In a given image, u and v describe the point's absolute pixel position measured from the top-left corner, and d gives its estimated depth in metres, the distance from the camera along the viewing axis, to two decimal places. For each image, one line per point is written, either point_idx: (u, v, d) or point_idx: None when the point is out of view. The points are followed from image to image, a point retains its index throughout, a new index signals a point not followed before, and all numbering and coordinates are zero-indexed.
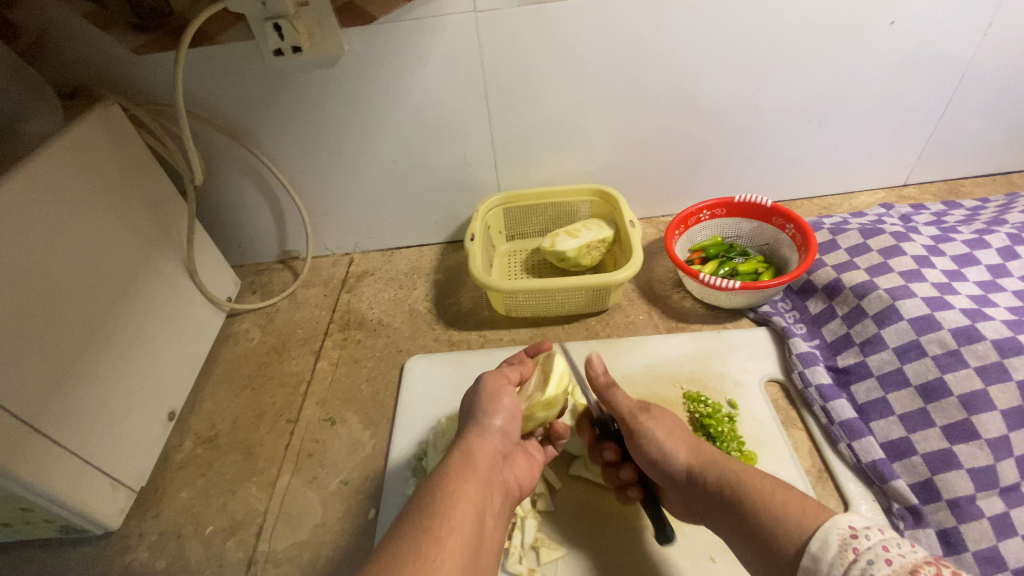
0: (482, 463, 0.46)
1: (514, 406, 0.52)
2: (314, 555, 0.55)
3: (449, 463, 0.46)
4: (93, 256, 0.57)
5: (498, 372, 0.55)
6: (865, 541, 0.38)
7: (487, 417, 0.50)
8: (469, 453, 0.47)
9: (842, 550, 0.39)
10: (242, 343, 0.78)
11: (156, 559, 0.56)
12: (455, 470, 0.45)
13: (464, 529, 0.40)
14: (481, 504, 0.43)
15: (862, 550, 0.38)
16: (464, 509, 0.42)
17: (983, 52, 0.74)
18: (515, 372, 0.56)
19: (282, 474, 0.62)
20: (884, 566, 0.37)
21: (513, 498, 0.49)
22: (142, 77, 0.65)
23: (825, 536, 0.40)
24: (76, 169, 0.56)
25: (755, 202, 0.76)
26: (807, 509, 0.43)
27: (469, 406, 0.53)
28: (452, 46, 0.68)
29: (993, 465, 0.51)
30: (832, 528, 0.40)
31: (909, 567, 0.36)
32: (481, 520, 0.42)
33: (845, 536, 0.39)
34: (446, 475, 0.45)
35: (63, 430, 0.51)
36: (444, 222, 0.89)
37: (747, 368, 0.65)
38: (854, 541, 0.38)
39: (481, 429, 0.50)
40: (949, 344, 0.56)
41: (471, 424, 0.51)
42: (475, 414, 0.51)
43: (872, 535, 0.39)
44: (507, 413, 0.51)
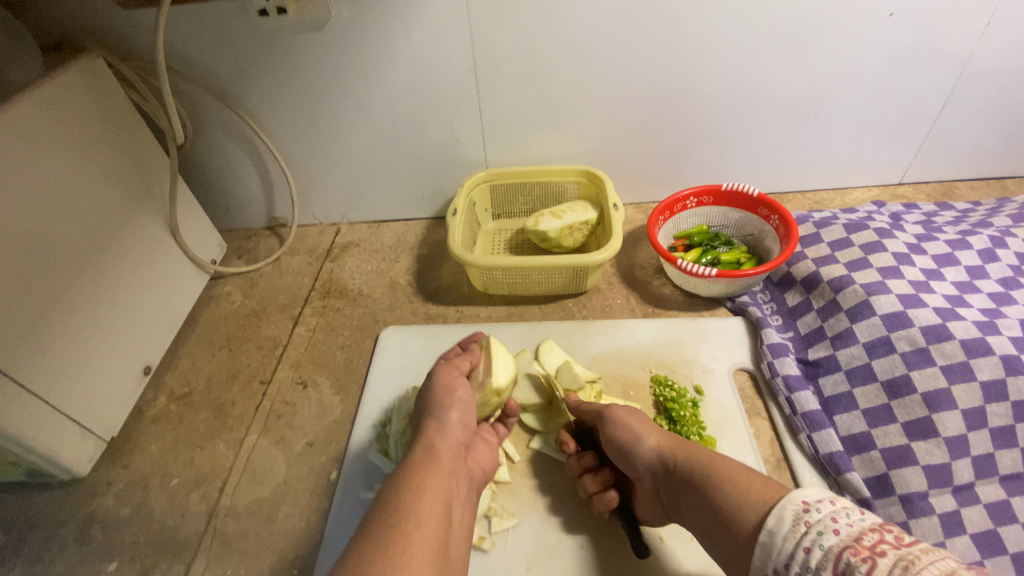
0: (445, 453, 0.47)
1: (468, 398, 0.53)
2: (273, 512, 0.56)
3: (413, 459, 0.46)
4: (69, 206, 0.58)
5: (448, 364, 0.56)
6: (817, 513, 0.36)
7: (443, 411, 0.51)
8: (432, 446, 0.47)
9: (794, 524, 0.37)
10: (223, 305, 0.79)
11: (122, 507, 0.58)
12: (420, 465, 0.45)
13: (432, 520, 0.41)
14: (447, 493, 0.44)
15: (812, 523, 0.36)
16: (431, 502, 0.42)
17: (988, 50, 0.71)
18: (463, 362, 0.56)
19: (250, 433, 0.63)
20: (832, 536, 0.35)
21: (477, 484, 0.50)
22: (127, 32, 0.65)
23: (782, 513, 0.38)
24: (57, 120, 0.56)
25: (742, 191, 0.75)
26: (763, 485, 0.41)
27: (424, 401, 0.53)
28: (441, 16, 0.67)
29: (949, 463, 0.50)
30: (787, 503, 0.38)
31: (855, 535, 0.34)
32: (450, 510, 0.43)
33: (798, 510, 0.37)
34: (410, 470, 0.45)
35: (32, 373, 0.52)
36: (431, 197, 0.89)
37: (718, 356, 0.65)
38: (805, 515, 0.37)
39: (440, 422, 0.50)
40: (918, 341, 0.55)
41: (429, 419, 0.51)
42: (432, 408, 0.52)
43: (823, 508, 0.37)
44: (463, 405, 0.52)
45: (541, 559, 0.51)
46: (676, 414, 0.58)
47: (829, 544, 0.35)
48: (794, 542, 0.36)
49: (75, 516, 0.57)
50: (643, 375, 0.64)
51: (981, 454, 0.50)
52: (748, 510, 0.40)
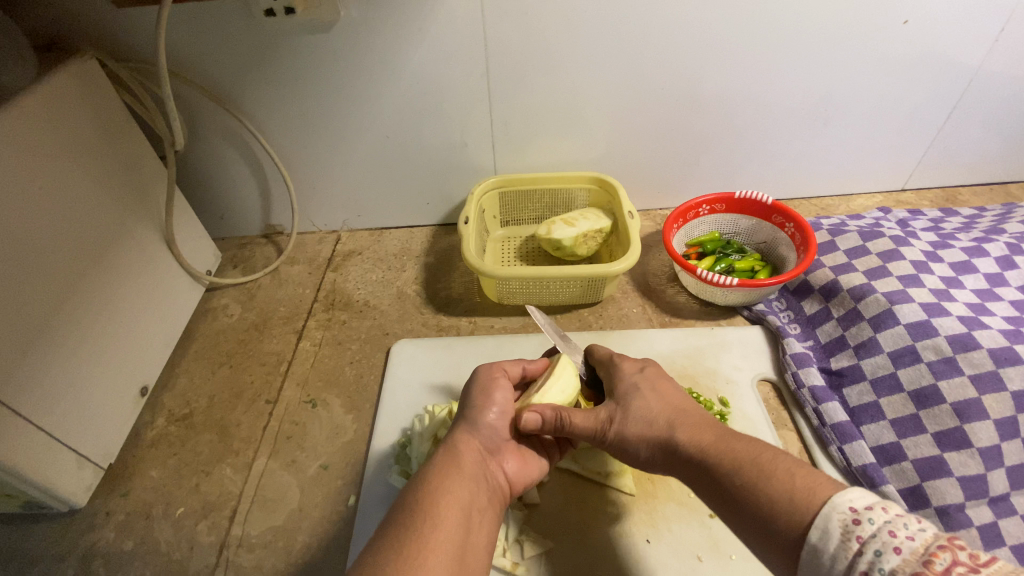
0: (470, 459, 0.45)
1: (506, 402, 0.50)
2: (290, 541, 0.53)
3: (435, 462, 0.44)
4: (62, 219, 0.54)
5: (493, 366, 0.54)
6: (869, 525, 0.29)
7: (477, 413, 0.49)
8: (456, 449, 0.45)
9: (845, 540, 0.30)
10: (221, 318, 0.75)
11: (123, 540, 0.54)
12: (442, 469, 0.43)
13: (451, 527, 0.38)
14: (468, 501, 0.41)
15: (866, 538, 0.29)
16: (450, 508, 0.39)
17: (992, 60, 0.73)
18: (512, 367, 0.54)
19: (259, 456, 0.59)
20: (893, 556, 0.27)
21: (505, 494, 0.47)
22: (123, 31, 0.61)
23: (824, 528, 0.31)
24: (47, 126, 0.52)
25: (756, 199, 0.74)
26: (797, 494, 0.33)
27: (462, 403, 0.51)
28: (455, 18, 0.65)
29: (984, 474, 0.51)
30: (831, 512, 0.31)
31: (922, 555, 0.26)
32: (469, 520, 0.40)
33: (847, 521, 0.30)
34: (433, 473, 0.43)
35: (26, 401, 0.48)
36: (437, 204, 0.86)
37: (739, 366, 0.64)
38: (855, 528, 0.29)
39: (471, 425, 0.48)
40: (945, 350, 0.56)
41: (462, 421, 0.49)
42: (466, 409, 0.50)
43: (876, 518, 0.29)
44: (500, 408, 0.49)
45: None
46: None
47: (890, 567, 0.27)
48: (846, 563, 0.29)
49: (71, 551, 0.53)
50: None
51: (1015, 464, 0.51)
52: (784, 520, 0.33)
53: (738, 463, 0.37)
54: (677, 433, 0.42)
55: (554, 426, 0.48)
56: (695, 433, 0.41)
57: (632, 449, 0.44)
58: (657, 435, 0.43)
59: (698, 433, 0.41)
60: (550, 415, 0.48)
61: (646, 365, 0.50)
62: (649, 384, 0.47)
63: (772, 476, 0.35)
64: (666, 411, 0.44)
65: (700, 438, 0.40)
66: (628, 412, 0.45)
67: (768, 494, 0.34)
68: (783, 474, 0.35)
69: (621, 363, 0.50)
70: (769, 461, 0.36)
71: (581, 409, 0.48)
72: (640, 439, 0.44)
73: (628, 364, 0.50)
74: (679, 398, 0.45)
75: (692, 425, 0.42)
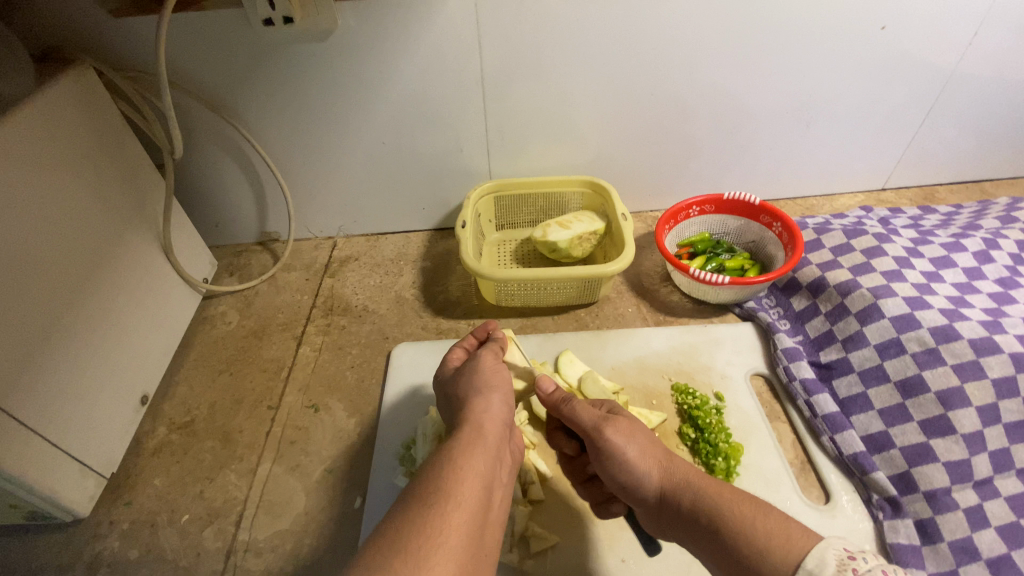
0: (490, 434, 0.45)
1: (507, 382, 0.52)
2: (295, 545, 0.53)
3: (459, 436, 0.44)
4: (60, 228, 0.54)
5: (489, 350, 0.55)
6: (863, 563, 0.37)
7: (488, 392, 0.50)
8: (475, 424, 0.46)
9: (840, 569, 0.37)
10: (219, 326, 0.75)
11: (128, 548, 0.54)
12: (468, 444, 0.43)
13: (473, 499, 0.39)
14: (489, 476, 0.42)
15: (861, 570, 0.37)
16: (476, 484, 0.40)
17: (965, 63, 0.76)
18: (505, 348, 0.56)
19: (263, 461, 0.60)
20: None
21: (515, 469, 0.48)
22: (123, 42, 0.61)
23: (821, 559, 0.38)
24: (46, 135, 0.52)
25: (744, 200, 0.77)
26: (791, 533, 0.40)
27: (467, 382, 0.52)
28: (451, 26, 0.66)
29: (969, 459, 0.53)
30: (828, 549, 0.38)
31: None
32: (488, 494, 0.41)
33: (842, 556, 0.38)
34: (455, 446, 0.43)
35: (30, 410, 0.48)
36: (432, 208, 0.87)
37: (733, 362, 0.66)
38: (852, 562, 0.37)
39: (485, 401, 0.49)
40: (928, 341, 0.58)
41: (476, 397, 0.49)
42: (477, 387, 0.50)
43: (869, 559, 0.38)
44: (505, 390, 0.51)
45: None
46: (703, 421, 0.58)
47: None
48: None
49: (75, 562, 0.53)
50: (664, 384, 0.64)
51: (998, 448, 0.53)
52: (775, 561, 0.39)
53: (732, 500, 0.43)
54: (675, 467, 0.47)
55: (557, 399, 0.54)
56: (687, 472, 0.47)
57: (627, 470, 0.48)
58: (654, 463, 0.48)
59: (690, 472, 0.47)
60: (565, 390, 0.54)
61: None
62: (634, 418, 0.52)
63: (765, 513, 0.41)
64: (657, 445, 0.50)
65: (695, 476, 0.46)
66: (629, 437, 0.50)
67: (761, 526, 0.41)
68: (774, 515, 0.42)
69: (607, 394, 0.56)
70: (760, 502, 0.43)
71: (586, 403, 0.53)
72: (640, 464, 0.48)
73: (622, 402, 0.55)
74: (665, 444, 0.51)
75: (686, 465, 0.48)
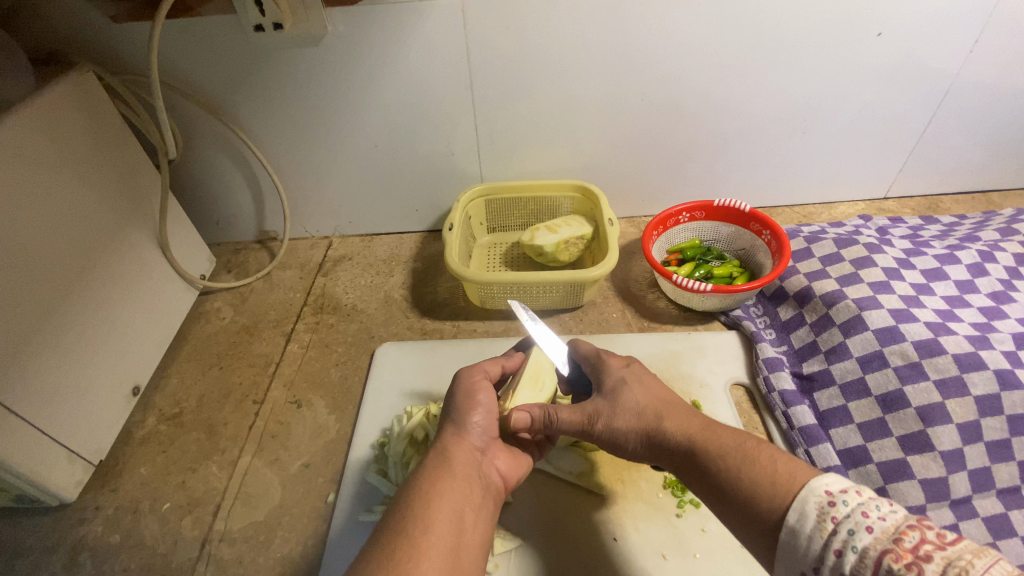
0: (461, 459, 0.45)
1: (490, 401, 0.50)
2: (270, 536, 0.55)
3: (426, 467, 0.44)
4: (59, 225, 0.56)
5: (474, 368, 0.53)
6: (844, 507, 0.32)
7: (464, 416, 0.48)
8: (446, 452, 0.45)
9: (819, 521, 0.32)
10: (213, 321, 0.78)
11: (111, 533, 0.56)
12: (435, 473, 0.43)
13: (442, 530, 0.38)
14: (461, 502, 0.41)
15: (840, 519, 0.32)
16: (443, 512, 0.39)
17: (967, 70, 0.74)
18: (492, 367, 0.55)
19: (244, 454, 0.62)
20: (866, 535, 0.30)
21: (501, 490, 0.47)
22: (119, 46, 0.64)
23: (801, 511, 0.33)
24: (45, 136, 0.55)
25: (734, 207, 0.76)
26: (778, 481, 0.36)
27: (447, 406, 0.51)
28: (439, 32, 0.67)
29: (945, 477, 0.52)
30: (808, 497, 0.34)
31: (892, 533, 0.29)
32: (463, 520, 0.40)
33: (823, 504, 0.33)
34: (424, 477, 0.43)
35: (19, 397, 0.51)
36: (425, 210, 0.88)
37: (713, 370, 0.66)
38: (831, 509, 0.32)
39: (459, 427, 0.48)
40: (911, 355, 0.57)
41: (449, 424, 0.48)
42: (452, 413, 0.49)
43: (850, 500, 0.32)
44: (485, 409, 0.49)
45: None
46: None
47: (862, 545, 0.30)
48: (821, 542, 0.32)
49: (60, 544, 0.55)
50: None
51: (977, 467, 0.53)
52: (765, 510, 0.36)
53: (723, 450, 0.39)
54: (667, 424, 0.43)
55: (541, 422, 0.49)
56: (683, 428, 0.43)
57: (621, 439, 0.46)
58: (646, 426, 0.44)
59: (682, 425, 0.43)
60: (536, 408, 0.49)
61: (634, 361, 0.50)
62: (636, 376, 0.48)
63: (755, 462, 0.38)
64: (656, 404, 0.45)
65: (688, 429, 0.42)
66: (618, 407, 0.46)
67: (753, 477, 0.37)
68: (765, 461, 0.38)
69: (607, 356, 0.51)
70: (754, 449, 0.39)
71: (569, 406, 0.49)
72: (630, 431, 0.45)
73: (616, 359, 0.51)
74: (666, 391, 0.47)
75: (679, 416, 0.44)
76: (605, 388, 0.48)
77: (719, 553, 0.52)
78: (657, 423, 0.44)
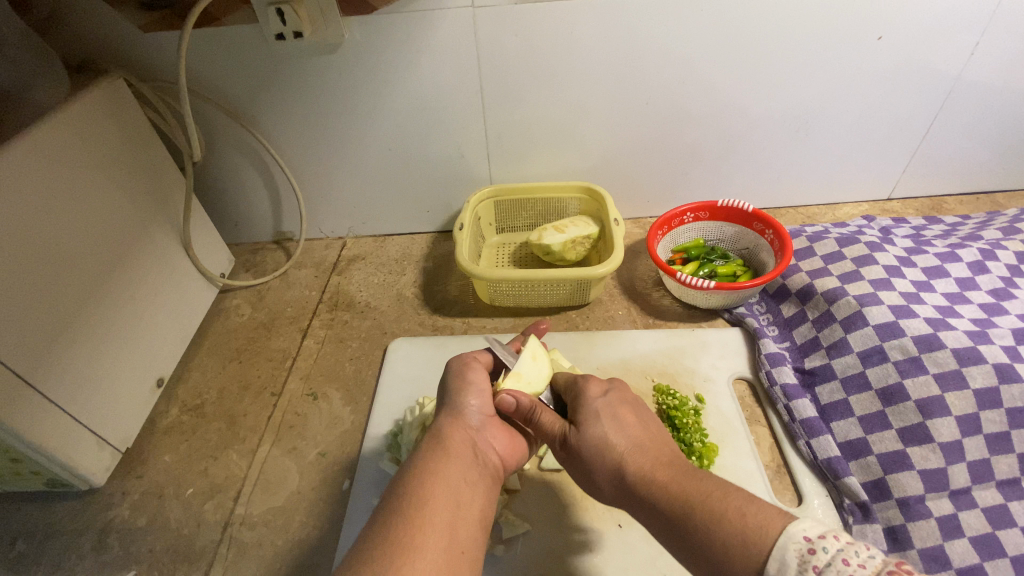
0: (454, 441, 0.47)
1: (480, 382, 0.53)
2: (288, 520, 0.57)
3: (423, 448, 0.47)
4: (90, 223, 0.59)
5: (466, 356, 0.57)
6: (823, 555, 0.32)
7: (452, 404, 0.51)
8: (442, 435, 0.48)
9: (802, 570, 0.32)
10: (233, 317, 0.81)
11: (138, 517, 0.59)
12: (431, 454, 0.45)
13: (440, 505, 0.41)
14: (457, 477, 0.43)
15: (821, 567, 0.31)
16: (440, 486, 0.42)
17: (969, 71, 0.75)
18: (480, 356, 0.57)
19: (263, 443, 0.64)
20: None
21: (499, 469, 0.49)
22: (148, 54, 0.68)
23: (782, 562, 0.33)
24: (78, 139, 0.58)
25: (737, 206, 0.78)
26: (735, 554, 0.35)
27: (442, 394, 0.54)
28: (451, 40, 0.70)
29: (944, 468, 0.54)
30: (788, 545, 0.33)
31: None
32: (460, 493, 0.42)
33: (803, 551, 0.33)
34: (421, 459, 0.45)
35: (52, 385, 0.54)
36: (436, 212, 0.91)
37: (717, 365, 0.67)
38: (812, 557, 0.32)
39: (452, 412, 0.50)
40: (910, 350, 0.58)
41: (444, 409, 0.51)
42: (447, 399, 0.52)
43: (829, 547, 0.32)
44: (477, 390, 0.52)
45: (550, 564, 0.53)
46: (679, 421, 0.60)
47: None
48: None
49: (89, 527, 0.58)
50: (646, 385, 0.66)
51: (976, 459, 0.54)
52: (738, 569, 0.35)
53: (689, 508, 0.38)
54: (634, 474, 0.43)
55: (526, 413, 0.51)
56: (652, 479, 0.42)
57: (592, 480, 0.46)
58: (614, 470, 0.44)
59: (655, 472, 0.42)
60: (527, 400, 0.50)
61: (610, 388, 0.50)
62: (609, 412, 0.47)
63: (723, 521, 0.37)
64: (626, 447, 0.44)
65: (656, 480, 0.42)
66: (590, 443, 0.45)
67: (722, 536, 0.36)
68: (735, 518, 0.36)
69: (584, 384, 0.51)
70: (721, 506, 0.37)
71: (552, 409, 0.50)
72: (599, 474, 0.45)
73: (594, 387, 0.50)
74: (638, 430, 0.46)
75: (650, 463, 0.43)
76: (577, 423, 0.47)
77: None
78: (624, 470, 0.43)
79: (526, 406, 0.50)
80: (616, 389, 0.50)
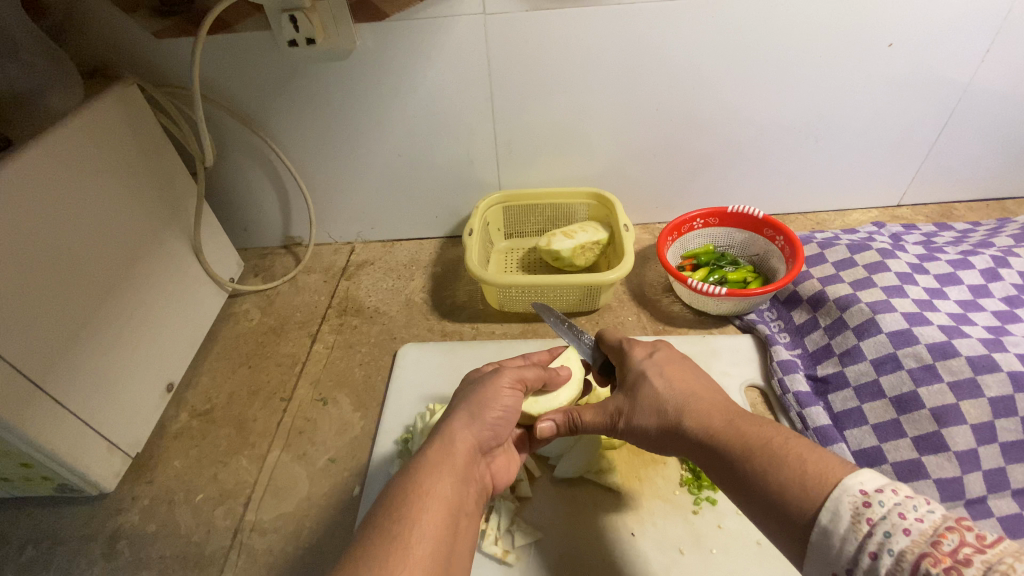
0: (462, 457, 0.43)
1: (513, 406, 0.49)
2: (298, 526, 0.57)
3: (429, 454, 0.43)
4: (102, 228, 0.60)
5: (512, 370, 0.52)
6: (879, 508, 0.31)
7: (478, 411, 0.47)
8: (453, 446, 0.44)
9: (854, 522, 0.31)
10: (242, 322, 0.81)
11: (147, 523, 0.58)
12: (437, 465, 0.42)
13: (434, 532, 0.37)
14: (456, 504, 0.40)
15: (875, 520, 0.30)
16: (438, 508, 0.39)
17: (981, 77, 0.75)
18: (531, 376, 0.53)
19: (273, 449, 0.64)
20: (903, 538, 0.29)
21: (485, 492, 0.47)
22: (161, 60, 0.68)
23: (835, 510, 0.32)
24: (89, 144, 0.58)
25: (747, 213, 0.77)
26: (795, 486, 0.35)
27: (460, 399, 0.50)
28: (462, 45, 0.70)
29: (960, 477, 0.53)
30: (842, 496, 0.32)
31: (930, 535, 0.28)
32: (456, 522, 0.39)
33: (857, 504, 0.31)
34: (426, 469, 0.41)
35: (63, 390, 0.53)
36: (445, 217, 0.91)
37: (729, 372, 0.67)
38: (866, 510, 0.31)
39: (468, 421, 0.47)
40: (925, 357, 0.58)
41: (461, 412, 0.47)
42: (468, 401, 0.48)
43: (885, 500, 0.31)
44: (504, 410, 0.49)
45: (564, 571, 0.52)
46: None
47: (900, 548, 0.29)
48: (856, 544, 0.30)
49: (99, 533, 0.58)
50: None
51: (992, 468, 0.53)
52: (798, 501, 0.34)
53: (744, 447, 0.38)
54: (685, 420, 0.43)
55: (568, 425, 0.52)
56: (702, 422, 0.42)
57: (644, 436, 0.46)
58: (663, 419, 0.44)
59: (709, 417, 0.42)
60: (562, 416, 0.52)
61: (657, 349, 0.50)
62: (658, 369, 0.48)
63: (782, 459, 0.36)
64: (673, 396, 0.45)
65: (706, 424, 0.42)
66: (638, 401, 0.46)
67: (782, 472, 0.36)
68: (793, 457, 0.36)
69: (632, 348, 0.52)
70: (780, 445, 0.37)
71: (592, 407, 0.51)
72: (649, 426, 0.45)
73: (639, 349, 0.51)
74: (685, 382, 0.46)
75: (699, 411, 0.43)
76: (627, 384, 0.49)
77: (734, 549, 0.53)
78: (676, 418, 0.43)
79: (565, 419, 0.52)
80: (663, 350, 0.50)
